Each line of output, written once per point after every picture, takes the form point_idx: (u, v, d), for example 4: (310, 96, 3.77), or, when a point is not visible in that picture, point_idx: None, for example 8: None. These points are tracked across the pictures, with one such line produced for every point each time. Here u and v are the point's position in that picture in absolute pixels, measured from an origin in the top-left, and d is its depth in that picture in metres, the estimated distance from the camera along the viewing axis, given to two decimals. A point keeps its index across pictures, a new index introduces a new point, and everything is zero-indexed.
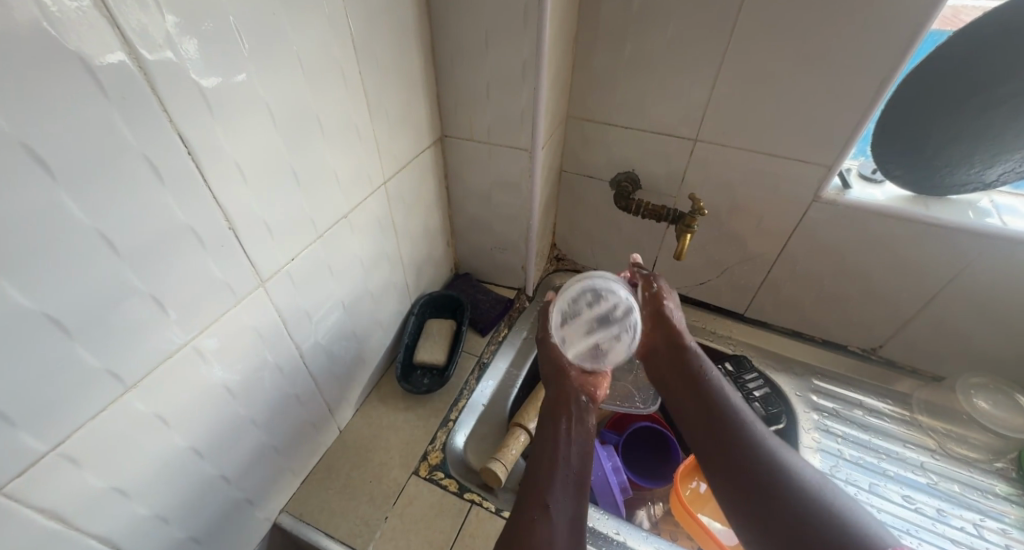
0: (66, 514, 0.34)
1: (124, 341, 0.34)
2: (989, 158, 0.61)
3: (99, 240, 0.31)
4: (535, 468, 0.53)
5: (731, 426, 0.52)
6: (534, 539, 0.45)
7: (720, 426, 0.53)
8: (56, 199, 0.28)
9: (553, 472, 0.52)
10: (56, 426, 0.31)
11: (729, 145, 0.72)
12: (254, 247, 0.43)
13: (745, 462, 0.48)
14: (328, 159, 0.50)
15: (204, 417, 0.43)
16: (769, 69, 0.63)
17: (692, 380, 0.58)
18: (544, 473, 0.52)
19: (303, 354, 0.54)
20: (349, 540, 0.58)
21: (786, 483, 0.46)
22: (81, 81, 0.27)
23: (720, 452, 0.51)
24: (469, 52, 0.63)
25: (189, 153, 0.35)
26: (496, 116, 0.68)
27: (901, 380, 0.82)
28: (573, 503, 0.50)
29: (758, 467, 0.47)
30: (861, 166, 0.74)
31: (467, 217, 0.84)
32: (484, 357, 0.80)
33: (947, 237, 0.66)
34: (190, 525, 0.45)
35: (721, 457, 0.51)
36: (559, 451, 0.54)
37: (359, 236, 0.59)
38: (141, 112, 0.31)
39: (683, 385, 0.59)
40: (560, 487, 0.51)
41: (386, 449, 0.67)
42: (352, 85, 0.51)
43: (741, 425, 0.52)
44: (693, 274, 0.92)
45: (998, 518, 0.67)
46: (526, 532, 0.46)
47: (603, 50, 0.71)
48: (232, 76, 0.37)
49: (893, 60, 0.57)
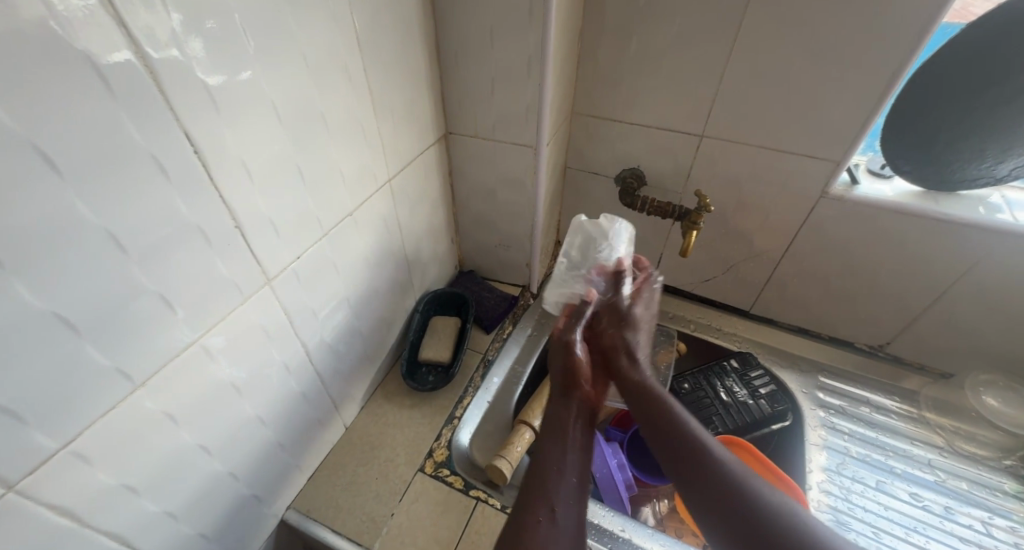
0: (77, 511, 0.34)
1: (133, 339, 0.34)
2: (1001, 153, 0.61)
3: (107, 239, 0.31)
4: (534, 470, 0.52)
5: (706, 466, 0.48)
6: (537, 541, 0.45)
7: (694, 468, 0.48)
8: (65, 200, 0.28)
9: (558, 476, 0.51)
10: (67, 423, 0.31)
11: (735, 141, 0.72)
12: (260, 245, 0.43)
13: (730, 507, 0.44)
14: (333, 157, 0.50)
15: (211, 414, 0.43)
16: (777, 63, 0.62)
17: (657, 417, 0.54)
18: (549, 470, 0.52)
19: (309, 352, 0.55)
20: (355, 536, 0.58)
21: (764, 516, 0.43)
22: (88, 80, 0.27)
23: (702, 498, 0.46)
24: (474, 49, 0.62)
25: (195, 152, 0.35)
26: (500, 113, 0.67)
27: (909, 377, 0.81)
28: (579, 502, 0.50)
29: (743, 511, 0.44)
30: (870, 161, 0.73)
31: (472, 214, 0.84)
32: (489, 354, 0.80)
33: (957, 233, 0.65)
34: (199, 521, 0.45)
35: (705, 503, 0.46)
36: (567, 453, 0.54)
37: (363, 234, 0.59)
38: (147, 110, 0.31)
39: (646, 421, 0.55)
40: (565, 488, 0.50)
41: (391, 446, 0.67)
42: (356, 81, 0.51)
43: (716, 462, 0.48)
44: (699, 271, 0.91)
45: (1007, 516, 0.66)
46: (531, 531, 0.46)
47: (608, 45, 0.71)
48: (236, 75, 0.36)
49: (903, 54, 0.56)
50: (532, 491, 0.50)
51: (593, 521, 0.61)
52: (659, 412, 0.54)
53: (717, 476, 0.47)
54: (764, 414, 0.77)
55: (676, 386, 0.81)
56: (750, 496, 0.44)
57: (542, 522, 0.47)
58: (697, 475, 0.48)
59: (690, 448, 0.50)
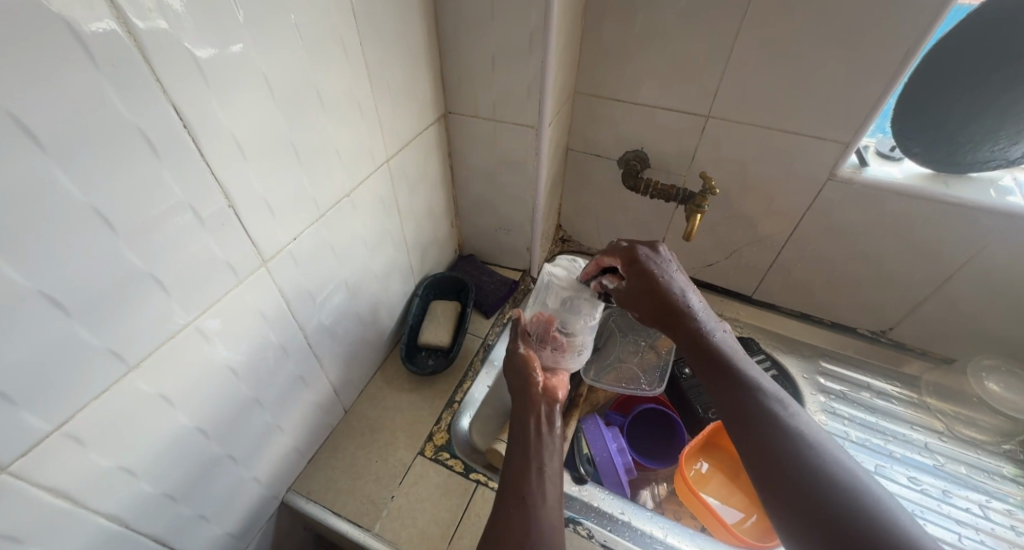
0: (72, 493, 0.34)
1: (126, 319, 0.33)
2: (1016, 133, 0.59)
3: (94, 218, 0.30)
4: (512, 469, 0.52)
5: (777, 437, 0.41)
6: (510, 530, 0.44)
7: (762, 437, 0.42)
8: (49, 174, 0.27)
9: (530, 467, 0.51)
10: (59, 404, 0.31)
11: (743, 121, 0.70)
12: (253, 225, 0.42)
13: (826, 526, 0.35)
14: (329, 136, 0.49)
15: (208, 397, 0.42)
16: (788, 40, 0.60)
17: (739, 411, 0.44)
18: (521, 460, 0.52)
19: (308, 335, 0.54)
20: (356, 519, 0.58)
21: (845, 497, 0.36)
22: (71, 47, 0.26)
23: (791, 514, 0.38)
24: (474, 24, 0.60)
25: (184, 126, 0.34)
26: (501, 92, 0.66)
27: (910, 362, 0.81)
28: (554, 489, 0.50)
29: (844, 531, 0.34)
30: (879, 143, 0.71)
31: (472, 197, 0.83)
32: (489, 339, 0.79)
33: (966, 217, 0.64)
34: (197, 502, 0.45)
35: (792, 519, 0.38)
36: (540, 451, 0.53)
37: (361, 216, 0.58)
38: (133, 84, 0.30)
39: (711, 383, 0.48)
40: (538, 477, 0.50)
41: (391, 429, 0.67)
42: (351, 56, 0.49)
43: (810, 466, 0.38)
44: (702, 256, 0.90)
45: (1004, 499, 0.67)
46: (502, 521, 0.46)
47: (613, 21, 0.68)
48: (228, 47, 0.35)
49: (919, 30, 0.54)
50: (511, 488, 0.49)
51: (592, 504, 0.62)
52: (741, 405, 0.45)
53: (809, 483, 0.38)
54: None
55: (677, 371, 0.80)
56: (860, 514, 0.35)
57: (515, 512, 0.47)
58: (782, 485, 0.39)
59: (780, 450, 0.40)
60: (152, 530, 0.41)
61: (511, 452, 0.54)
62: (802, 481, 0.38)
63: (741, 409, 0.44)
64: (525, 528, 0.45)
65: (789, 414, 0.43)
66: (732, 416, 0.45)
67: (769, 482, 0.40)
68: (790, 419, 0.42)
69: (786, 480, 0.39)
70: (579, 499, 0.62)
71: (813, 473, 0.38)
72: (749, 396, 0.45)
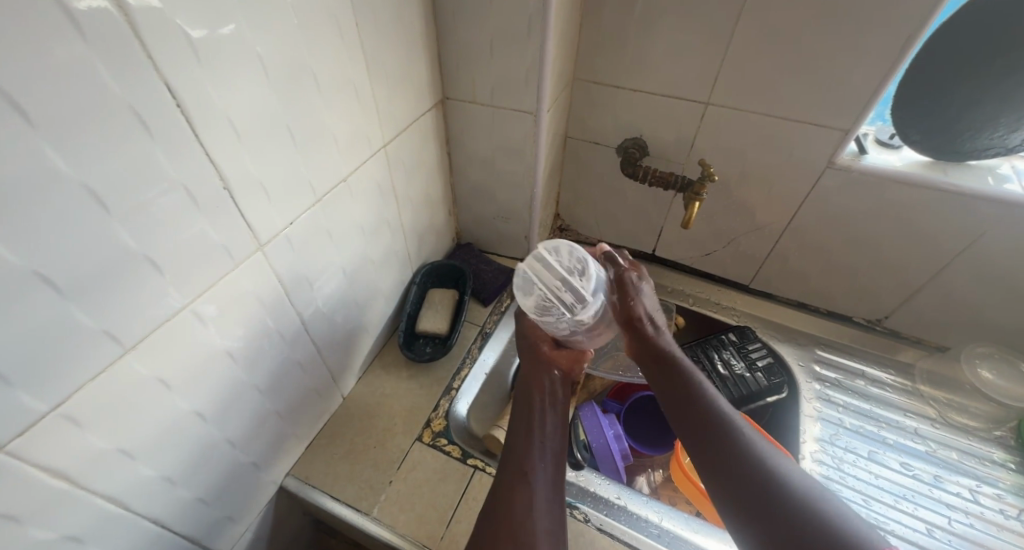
0: (71, 474, 0.34)
1: (121, 300, 0.33)
2: (1016, 121, 0.58)
3: (86, 196, 0.29)
4: (512, 445, 0.54)
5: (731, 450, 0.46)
6: (511, 510, 0.48)
7: (717, 452, 0.47)
8: (39, 151, 0.26)
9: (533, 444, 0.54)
10: (54, 385, 0.31)
11: (743, 109, 0.69)
12: (250, 208, 0.42)
13: (779, 532, 0.40)
14: (325, 119, 0.48)
15: (206, 382, 0.42)
16: (789, 25, 0.60)
17: (698, 429, 0.49)
18: (523, 439, 0.54)
19: (305, 321, 0.54)
20: (353, 503, 0.59)
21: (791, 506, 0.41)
22: (56, 20, 0.25)
23: (742, 520, 0.43)
24: (472, 7, 0.59)
25: (176, 104, 0.33)
26: (498, 77, 0.65)
27: (905, 350, 0.82)
28: (557, 467, 0.53)
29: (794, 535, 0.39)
30: (878, 132, 0.71)
31: (470, 184, 0.82)
32: (486, 327, 0.80)
33: (963, 205, 0.64)
34: (195, 485, 0.45)
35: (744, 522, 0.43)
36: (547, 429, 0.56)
37: (359, 202, 0.58)
38: (123, 58, 0.29)
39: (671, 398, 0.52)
40: (540, 456, 0.53)
41: (389, 415, 0.67)
42: (348, 38, 0.48)
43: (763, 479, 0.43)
44: (700, 245, 0.90)
45: (994, 484, 0.68)
46: (507, 500, 0.49)
47: (613, 5, 0.67)
48: (221, 27, 0.34)
49: (923, 13, 0.53)
50: (513, 468, 0.52)
51: (589, 489, 0.62)
52: (701, 419, 0.49)
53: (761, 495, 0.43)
54: (761, 387, 0.78)
55: None
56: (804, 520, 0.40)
57: (518, 493, 0.49)
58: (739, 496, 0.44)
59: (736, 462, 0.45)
60: (151, 512, 0.42)
61: (516, 429, 0.56)
62: (763, 493, 0.43)
63: (700, 420, 0.49)
64: (525, 511, 0.48)
65: (741, 430, 0.48)
66: (693, 429, 0.49)
67: (726, 492, 0.45)
68: (748, 440, 0.47)
69: (747, 498, 0.43)
70: (576, 484, 0.62)
71: (768, 481, 0.43)
72: (709, 414, 0.49)
